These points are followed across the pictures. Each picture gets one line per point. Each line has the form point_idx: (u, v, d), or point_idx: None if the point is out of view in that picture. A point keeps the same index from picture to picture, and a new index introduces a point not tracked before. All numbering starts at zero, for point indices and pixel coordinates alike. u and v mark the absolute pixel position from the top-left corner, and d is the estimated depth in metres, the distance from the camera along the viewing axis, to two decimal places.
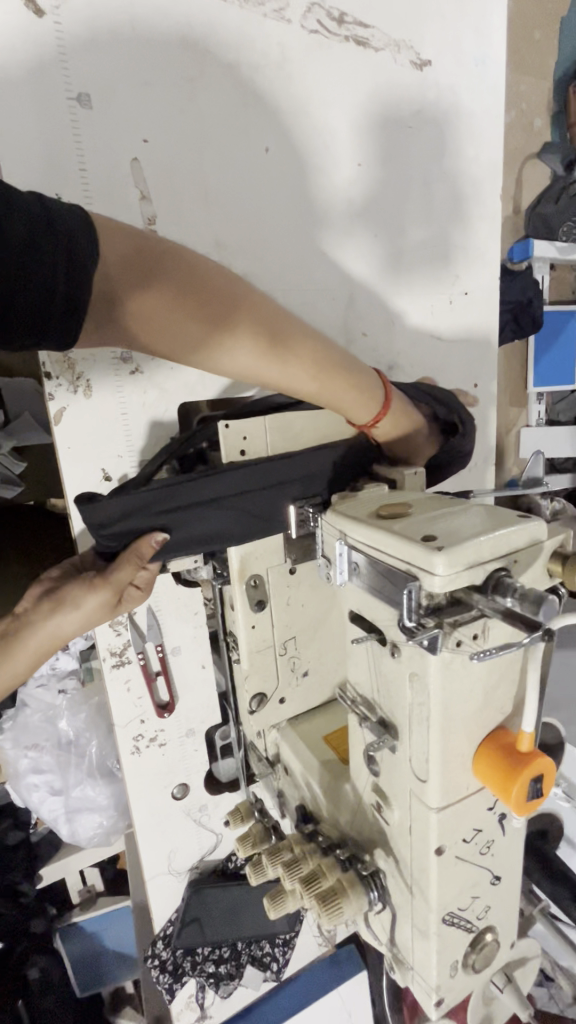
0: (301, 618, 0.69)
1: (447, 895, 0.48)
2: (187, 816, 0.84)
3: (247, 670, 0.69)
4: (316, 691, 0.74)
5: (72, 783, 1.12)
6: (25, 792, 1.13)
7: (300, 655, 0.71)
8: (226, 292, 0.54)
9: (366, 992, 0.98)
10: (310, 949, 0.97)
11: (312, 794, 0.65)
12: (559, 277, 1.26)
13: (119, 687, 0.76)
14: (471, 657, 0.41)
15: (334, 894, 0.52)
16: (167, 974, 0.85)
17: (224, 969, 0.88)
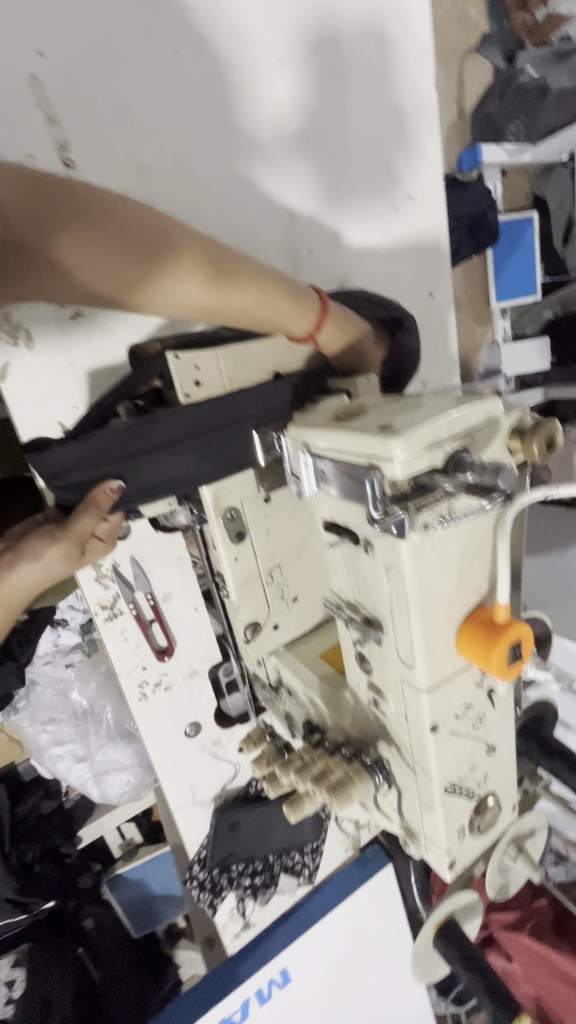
0: (281, 545, 0.70)
1: (446, 767, 0.51)
2: (203, 751, 0.87)
3: (236, 603, 0.70)
4: (308, 615, 0.76)
5: (96, 746, 1.17)
6: (50, 763, 1.16)
7: (288, 581, 0.72)
8: (145, 220, 0.53)
9: (394, 882, 1.06)
10: (338, 853, 1.06)
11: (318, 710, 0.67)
12: (512, 182, 1.21)
13: (115, 638, 0.77)
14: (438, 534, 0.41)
15: (343, 782, 0.56)
16: (206, 891, 0.91)
17: (259, 879, 0.95)
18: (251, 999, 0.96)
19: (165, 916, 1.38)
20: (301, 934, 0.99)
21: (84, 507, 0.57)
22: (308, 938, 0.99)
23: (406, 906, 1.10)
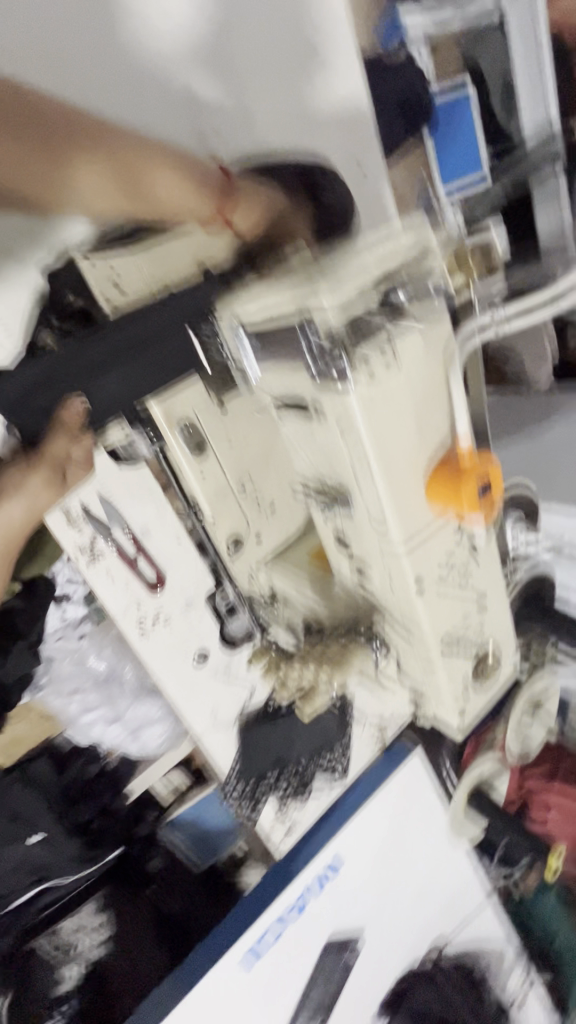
0: (249, 455, 0.68)
1: (440, 623, 0.52)
2: (216, 676, 0.88)
3: (214, 522, 0.70)
4: (291, 524, 0.75)
5: (125, 704, 1.18)
6: (83, 730, 1.17)
7: (263, 490, 0.71)
8: (34, 108, 0.53)
9: (424, 766, 1.12)
10: (367, 750, 1.09)
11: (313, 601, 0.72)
12: (441, 50, 0.94)
13: (103, 580, 0.76)
14: (385, 372, 0.41)
15: None
16: (247, 801, 0.97)
17: (295, 783, 0.99)
18: (309, 890, 1.03)
19: (224, 848, 1.40)
20: (344, 826, 1.05)
21: (54, 429, 0.56)
22: (351, 827, 1.06)
23: (440, 786, 1.16)
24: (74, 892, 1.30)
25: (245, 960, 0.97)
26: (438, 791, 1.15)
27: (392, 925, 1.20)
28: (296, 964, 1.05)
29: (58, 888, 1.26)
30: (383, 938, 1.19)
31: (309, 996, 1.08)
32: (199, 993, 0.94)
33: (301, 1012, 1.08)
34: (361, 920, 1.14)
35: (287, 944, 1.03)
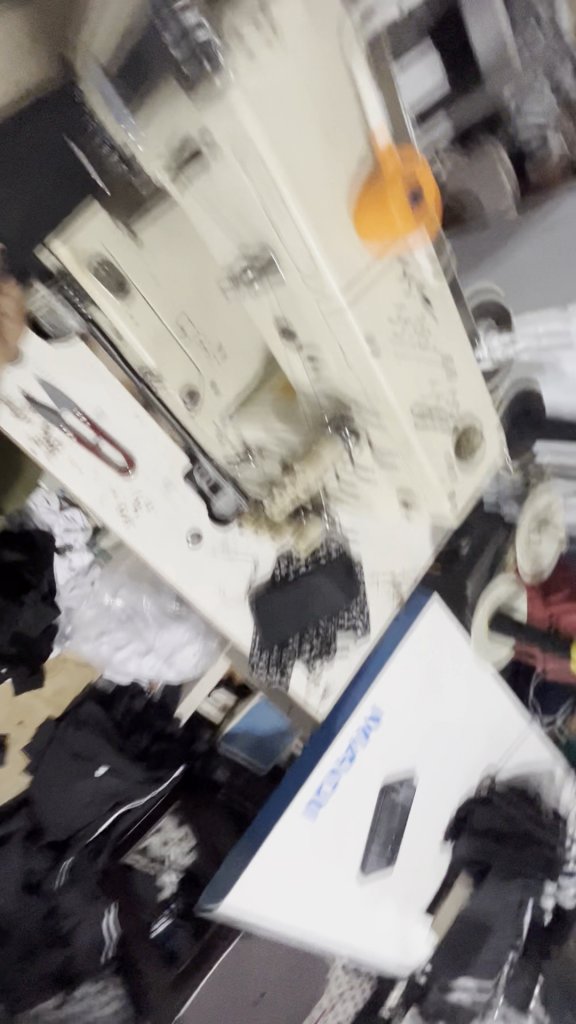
0: (182, 297, 0.63)
1: None
2: (215, 554, 0.86)
3: (164, 378, 0.68)
4: (247, 374, 0.71)
5: (153, 633, 1.40)
6: (121, 662, 1.40)
7: (208, 335, 0.66)
8: None
9: (443, 610, 1.12)
10: (387, 609, 1.07)
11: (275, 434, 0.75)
12: None
13: (69, 471, 0.72)
14: (262, 47, 0.43)
15: None
16: (275, 669, 0.98)
17: (318, 645, 1.00)
18: (355, 738, 1.07)
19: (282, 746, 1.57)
20: (377, 676, 1.08)
21: None
22: (382, 676, 1.09)
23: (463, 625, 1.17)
24: (149, 812, 1.54)
25: (309, 809, 1.03)
26: (461, 631, 1.16)
27: (444, 761, 1.26)
28: (359, 807, 1.11)
29: (135, 808, 1.51)
30: (437, 773, 1.26)
31: (379, 831, 1.17)
32: (271, 842, 1.01)
33: (374, 847, 1.16)
34: (413, 762, 1.20)
35: (346, 791, 1.08)
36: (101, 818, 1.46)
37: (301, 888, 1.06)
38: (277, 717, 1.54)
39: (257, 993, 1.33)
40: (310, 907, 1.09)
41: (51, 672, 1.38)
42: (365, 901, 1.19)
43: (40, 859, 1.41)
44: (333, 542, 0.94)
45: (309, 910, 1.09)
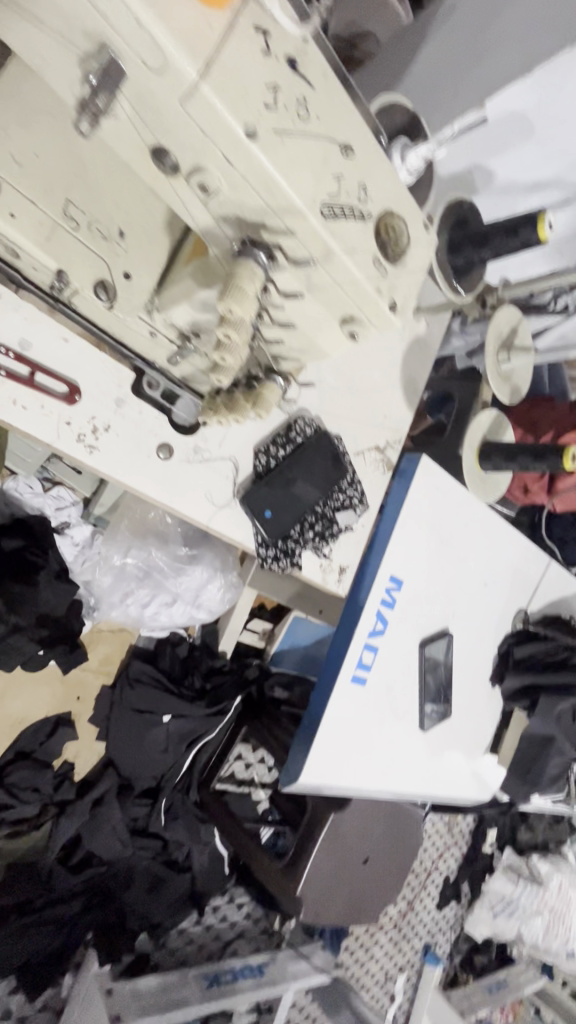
0: (59, 180, 0.58)
1: (306, 183, 0.44)
2: (191, 461, 0.85)
3: (71, 275, 0.62)
4: (159, 253, 0.65)
5: (173, 581, 1.44)
6: (153, 616, 1.46)
7: (101, 218, 0.60)
8: None
9: (432, 465, 1.15)
10: (382, 480, 1.10)
11: (204, 304, 0.63)
12: None
13: (16, 412, 0.71)
14: None
15: (227, 285, 0.47)
16: (285, 560, 0.96)
17: (322, 527, 1.00)
18: (382, 607, 1.11)
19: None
20: (388, 544, 1.11)
21: None
22: (392, 542, 1.11)
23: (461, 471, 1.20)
24: (222, 743, 1.58)
25: (356, 678, 1.08)
26: (453, 481, 1.19)
27: (475, 609, 1.30)
28: (403, 668, 1.16)
29: (207, 742, 1.55)
30: (470, 623, 1.30)
31: (429, 687, 1.22)
32: (328, 716, 1.06)
33: (428, 701, 1.22)
34: (444, 617, 1.24)
35: (387, 656, 1.13)
36: (181, 759, 1.51)
37: (369, 752, 1.12)
38: (315, 625, 1.68)
39: (364, 855, 1.43)
40: (383, 766, 1.16)
41: (92, 644, 1.55)
42: (433, 751, 1.26)
43: (141, 807, 1.50)
44: (307, 423, 0.97)
45: (382, 769, 1.16)
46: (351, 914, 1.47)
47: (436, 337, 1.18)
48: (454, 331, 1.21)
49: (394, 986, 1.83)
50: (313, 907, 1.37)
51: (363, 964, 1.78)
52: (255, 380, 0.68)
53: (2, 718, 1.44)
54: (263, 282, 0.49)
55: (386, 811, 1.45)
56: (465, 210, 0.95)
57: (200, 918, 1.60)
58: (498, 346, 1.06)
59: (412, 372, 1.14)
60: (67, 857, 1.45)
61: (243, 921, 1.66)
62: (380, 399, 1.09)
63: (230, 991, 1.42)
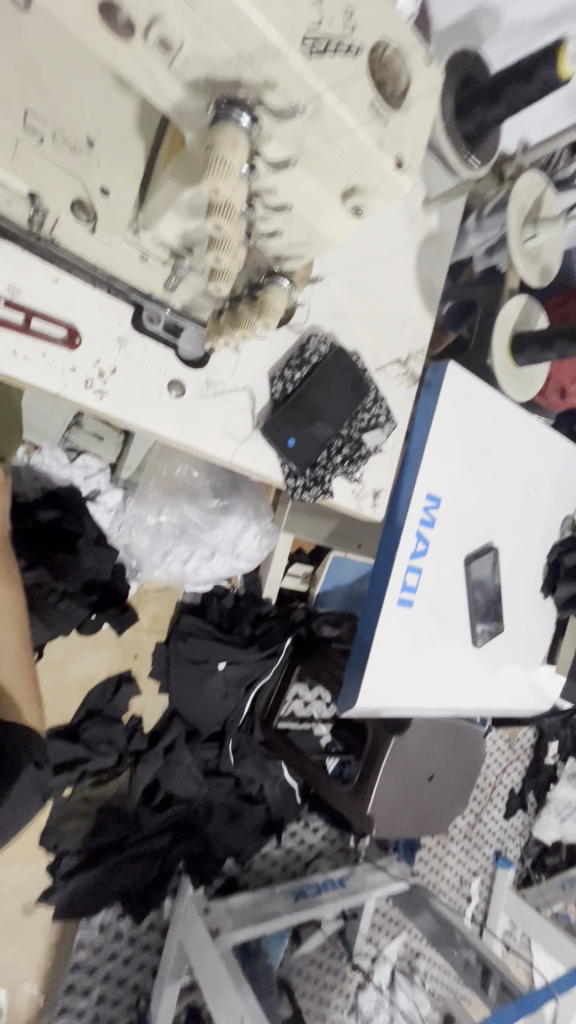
0: (13, 85, 0.52)
1: (282, 14, 0.39)
2: (205, 396, 0.82)
3: (45, 198, 0.58)
4: (135, 160, 0.59)
5: (209, 534, 1.43)
6: (195, 571, 1.47)
7: (66, 126, 0.55)
8: None
9: (459, 371, 1.08)
10: (408, 396, 1.04)
11: (190, 208, 0.56)
12: None
13: (19, 364, 0.68)
14: None
15: (209, 157, 0.41)
16: (316, 488, 0.93)
17: (350, 451, 0.96)
18: (422, 527, 1.07)
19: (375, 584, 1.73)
20: (421, 461, 1.06)
21: None
22: (425, 458, 1.06)
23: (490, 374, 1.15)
24: (278, 684, 1.61)
25: (403, 600, 1.06)
26: (484, 386, 1.12)
27: (519, 520, 1.25)
28: (450, 587, 1.14)
29: (265, 684, 1.59)
30: (515, 535, 1.25)
31: (478, 604, 1.20)
32: (378, 639, 1.05)
33: (479, 618, 1.20)
34: (488, 532, 1.19)
35: (432, 576, 1.10)
36: (242, 703, 1.56)
37: (424, 670, 1.12)
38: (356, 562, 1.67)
39: (429, 772, 1.46)
40: (440, 684, 1.16)
41: (141, 604, 1.59)
42: (489, 666, 1.25)
43: (211, 750, 1.55)
44: (320, 341, 0.91)
45: (439, 687, 1.16)
46: (422, 828, 1.52)
47: (451, 231, 1.07)
48: (470, 229, 1.12)
49: (469, 889, 1.90)
50: (384, 822, 1.42)
51: (438, 872, 1.86)
52: (258, 289, 0.63)
53: (68, 681, 1.51)
54: (250, 151, 0.43)
55: (446, 729, 1.47)
56: (469, 67, 0.84)
57: (280, 843, 1.70)
58: (522, 222, 0.98)
59: (428, 273, 1.05)
60: (150, 799, 1.51)
61: (320, 842, 1.76)
62: (398, 308, 1.01)
63: (315, 902, 1.51)
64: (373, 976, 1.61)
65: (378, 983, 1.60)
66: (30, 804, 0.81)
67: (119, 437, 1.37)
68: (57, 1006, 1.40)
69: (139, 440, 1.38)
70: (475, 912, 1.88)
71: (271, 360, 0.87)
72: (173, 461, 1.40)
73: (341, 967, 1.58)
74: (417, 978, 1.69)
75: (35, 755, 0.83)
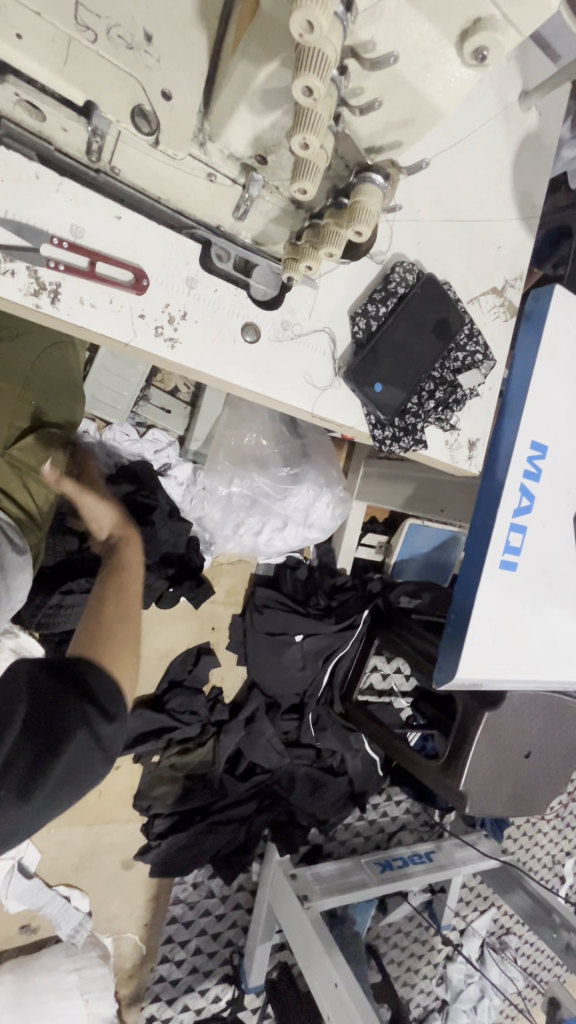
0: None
1: None
2: (282, 340, 0.75)
3: (103, 108, 0.51)
4: (199, 53, 0.50)
5: (281, 504, 1.37)
6: (269, 541, 1.42)
7: (121, 20, 0.46)
8: None
9: (568, 296, 0.93)
10: (507, 329, 0.90)
11: (264, 99, 0.48)
12: None
13: (86, 311, 0.64)
14: None
15: None
16: (407, 440, 0.84)
17: (443, 394, 0.85)
18: (526, 481, 0.95)
19: (456, 556, 1.66)
20: (524, 403, 0.92)
21: None
22: (530, 400, 0.92)
23: None
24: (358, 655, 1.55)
25: (506, 562, 0.95)
26: None
27: None
28: (557, 548, 1.00)
29: (343, 655, 1.53)
30: None
31: None
32: (479, 607, 0.95)
33: None
34: None
35: (539, 536, 0.98)
36: (320, 675, 1.51)
37: (531, 640, 1.01)
38: (434, 530, 1.61)
39: (526, 750, 1.34)
40: (550, 655, 1.03)
41: (216, 576, 1.57)
42: None
43: (291, 721, 1.54)
44: (407, 267, 0.79)
45: (548, 657, 1.03)
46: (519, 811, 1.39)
47: (553, 130, 0.90)
48: (564, 138, 0.96)
49: (563, 868, 1.78)
50: (482, 802, 1.32)
51: (531, 851, 1.75)
52: (346, 194, 0.54)
53: (150, 652, 1.53)
54: None
55: (546, 703, 1.34)
56: None
57: (364, 815, 1.65)
58: None
59: (526, 183, 0.88)
60: (234, 767, 1.50)
61: (404, 815, 1.71)
62: (492, 227, 0.87)
63: (402, 874, 1.47)
64: (462, 949, 1.52)
65: (467, 956, 1.51)
66: (92, 769, 0.61)
67: (186, 407, 1.35)
68: (158, 955, 1.46)
69: (207, 408, 1.34)
70: (569, 892, 1.77)
71: (349, 296, 0.78)
72: (241, 428, 1.32)
73: (428, 937, 1.52)
74: (508, 953, 1.58)
75: (95, 713, 0.63)
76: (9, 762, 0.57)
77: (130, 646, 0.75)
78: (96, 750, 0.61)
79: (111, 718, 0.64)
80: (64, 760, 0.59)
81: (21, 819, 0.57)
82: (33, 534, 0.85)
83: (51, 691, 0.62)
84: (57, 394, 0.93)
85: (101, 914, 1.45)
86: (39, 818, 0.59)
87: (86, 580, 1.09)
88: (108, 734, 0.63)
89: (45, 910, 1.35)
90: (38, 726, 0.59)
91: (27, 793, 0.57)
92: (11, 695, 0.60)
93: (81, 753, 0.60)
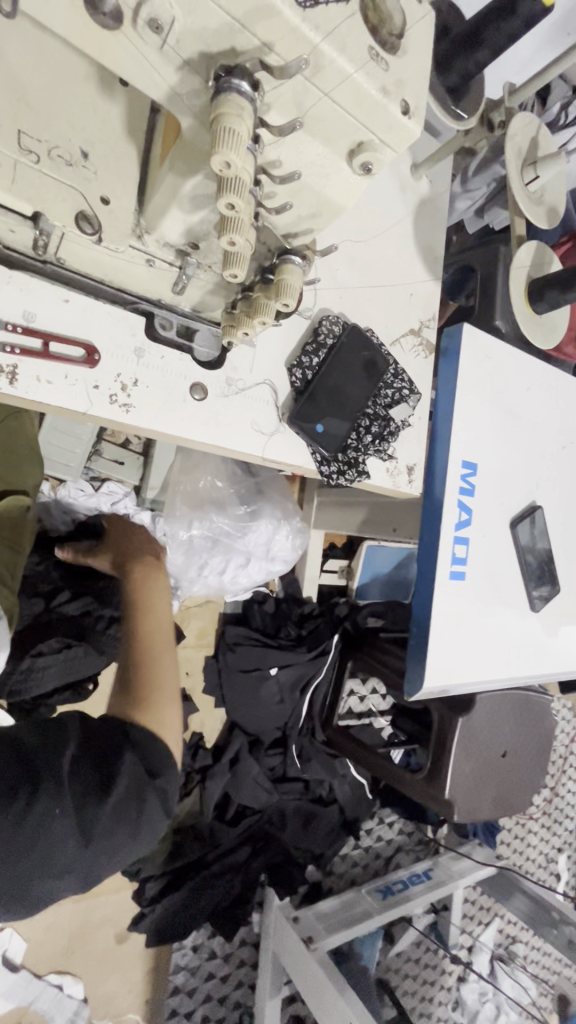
0: (2, 107, 0.50)
1: None
2: (228, 395, 0.82)
3: (49, 215, 0.57)
4: (132, 167, 0.58)
5: (242, 541, 1.41)
6: (234, 578, 1.46)
7: (60, 142, 0.53)
8: None
9: (477, 333, 1.05)
10: (427, 366, 1.02)
11: (192, 201, 0.55)
12: None
13: (41, 390, 0.68)
14: None
15: (214, 127, 0.41)
16: (352, 472, 0.92)
17: (379, 428, 0.94)
18: (463, 497, 1.04)
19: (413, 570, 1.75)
20: (451, 429, 1.03)
21: None
22: (456, 424, 1.03)
23: (505, 332, 1.11)
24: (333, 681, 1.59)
25: (455, 573, 1.04)
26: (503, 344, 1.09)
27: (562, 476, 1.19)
28: (499, 556, 1.10)
29: (319, 683, 1.56)
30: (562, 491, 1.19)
31: (531, 568, 1.13)
32: (437, 618, 1.02)
33: (534, 582, 1.14)
34: (529, 493, 1.14)
35: (481, 546, 1.07)
36: (298, 706, 1.53)
37: (488, 643, 1.08)
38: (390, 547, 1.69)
39: (502, 750, 1.40)
40: (506, 652, 1.11)
41: (186, 620, 1.58)
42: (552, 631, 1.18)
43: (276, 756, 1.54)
44: (332, 320, 0.89)
45: (506, 656, 1.11)
46: (503, 812, 1.44)
47: (444, 192, 1.04)
48: (455, 193, 1.11)
49: (556, 866, 1.84)
50: (466, 808, 1.35)
51: (523, 850, 1.79)
52: (273, 269, 0.62)
53: None
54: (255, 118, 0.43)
55: (516, 704, 1.42)
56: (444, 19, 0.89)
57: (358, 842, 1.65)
58: (521, 163, 0.94)
59: (427, 239, 1.01)
60: (223, 813, 1.48)
61: (398, 836, 1.72)
62: (403, 278, 0.99)
63: (404, 899, 1.48)
64: (472, 966, 1.53)
65: (479, 972, 1.53)
66: (149, 812, 0.59)
67: (138, 459, 1.36)
68: None
69: (161, 456, 1.37)
70: (566, 888, 1.83)
71: (285, 351, 0.87)
72: (196, 473, 1.36)
73: (437, 960, 1.51)
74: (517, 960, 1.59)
75: (145, 763, 0.62)
76: (65, 783, 0.55)
77: (173, 700, 0.76)
78: (149, 794, 0.60)
79: (162, 765, 0.64)
80: (120, 793, 0.57)
81: (71, 851, 0.54)
82: (7, 595, 0.84)
83: (101, 732, 0.62)
84: (16, 462, 0.95)
85: (99, 997, 1.37)
86: (88, 857, 0.55)
87: (55, 641, 1.09)
88: (161, 780, 0.62)
89: (36, 1004, 1.29)
90: (89, 761, 0.58)
91: (80, 821, 0.54)
92: (60, 724, 0.59)
93: (137, 793, 0.59)
